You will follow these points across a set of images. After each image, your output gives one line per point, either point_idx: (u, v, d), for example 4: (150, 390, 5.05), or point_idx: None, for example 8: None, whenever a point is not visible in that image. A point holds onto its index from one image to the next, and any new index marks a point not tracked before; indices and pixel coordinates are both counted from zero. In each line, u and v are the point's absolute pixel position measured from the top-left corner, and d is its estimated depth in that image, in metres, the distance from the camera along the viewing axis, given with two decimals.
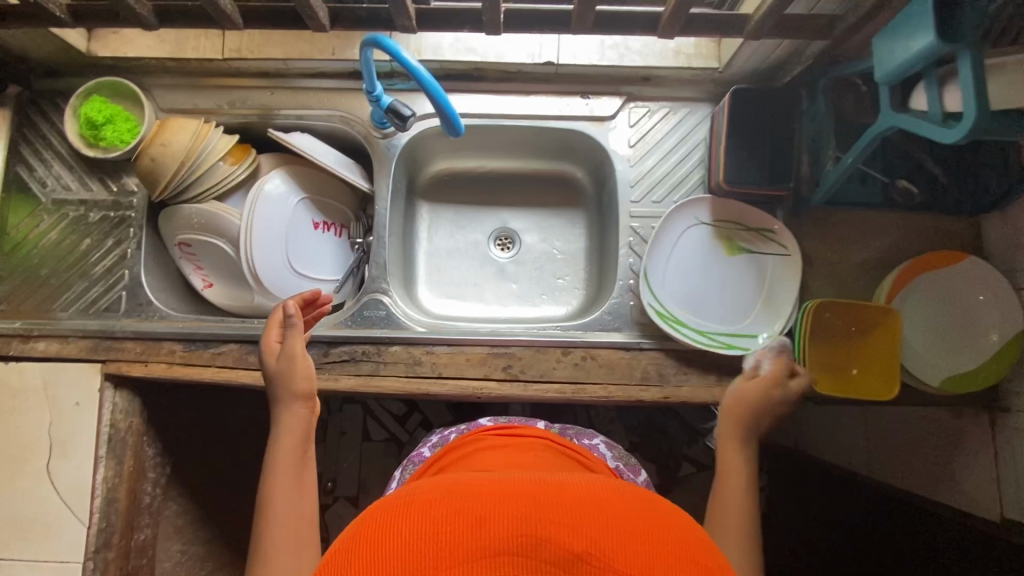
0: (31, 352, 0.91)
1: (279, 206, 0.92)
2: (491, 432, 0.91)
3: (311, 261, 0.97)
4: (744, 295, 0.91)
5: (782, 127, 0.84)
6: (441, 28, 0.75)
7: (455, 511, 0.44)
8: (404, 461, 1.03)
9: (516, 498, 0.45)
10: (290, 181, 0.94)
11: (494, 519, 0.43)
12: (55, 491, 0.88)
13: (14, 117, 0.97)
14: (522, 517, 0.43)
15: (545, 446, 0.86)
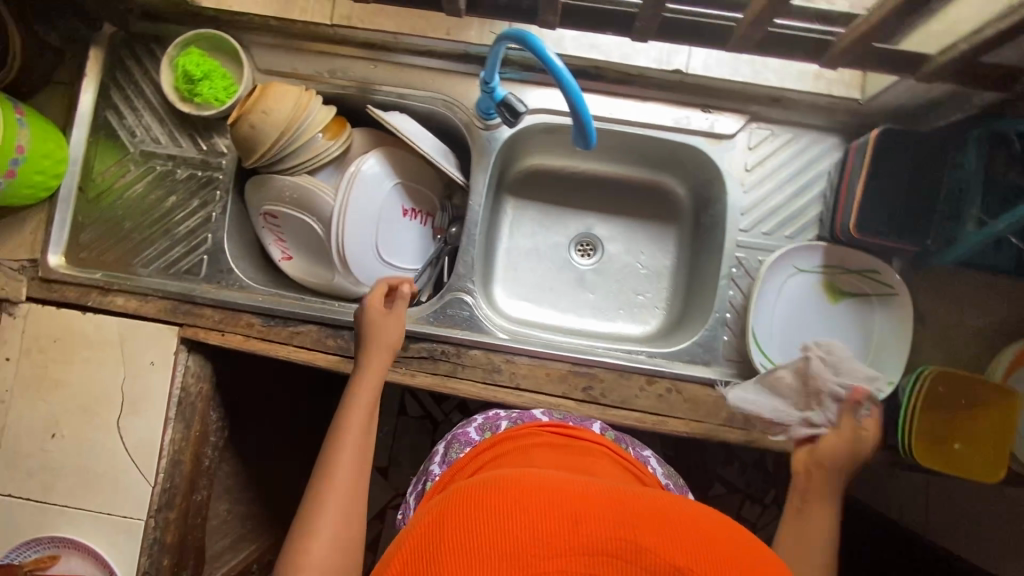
0: (109, 306, 0.90)
1: (373, 188, 0.90)
2: (548, 428, 0.75)
3: (396, 248, 0.95)
4: (848, 345, 0.86)
5: (924, 177, 0.78)
6: (584, 27, 0.69)
7: (545, 502, 0.41)
8: (447, 436, 0.81)
9: (606, 501, 0.43)
10: (386, 164, 0.91)
11: (587, 517, 0.40)
12: (124, 447, 0.89)
13: (105, 59, 0.94)
14: (618, 520, 0.40)
15: (604, 453, 0.71)
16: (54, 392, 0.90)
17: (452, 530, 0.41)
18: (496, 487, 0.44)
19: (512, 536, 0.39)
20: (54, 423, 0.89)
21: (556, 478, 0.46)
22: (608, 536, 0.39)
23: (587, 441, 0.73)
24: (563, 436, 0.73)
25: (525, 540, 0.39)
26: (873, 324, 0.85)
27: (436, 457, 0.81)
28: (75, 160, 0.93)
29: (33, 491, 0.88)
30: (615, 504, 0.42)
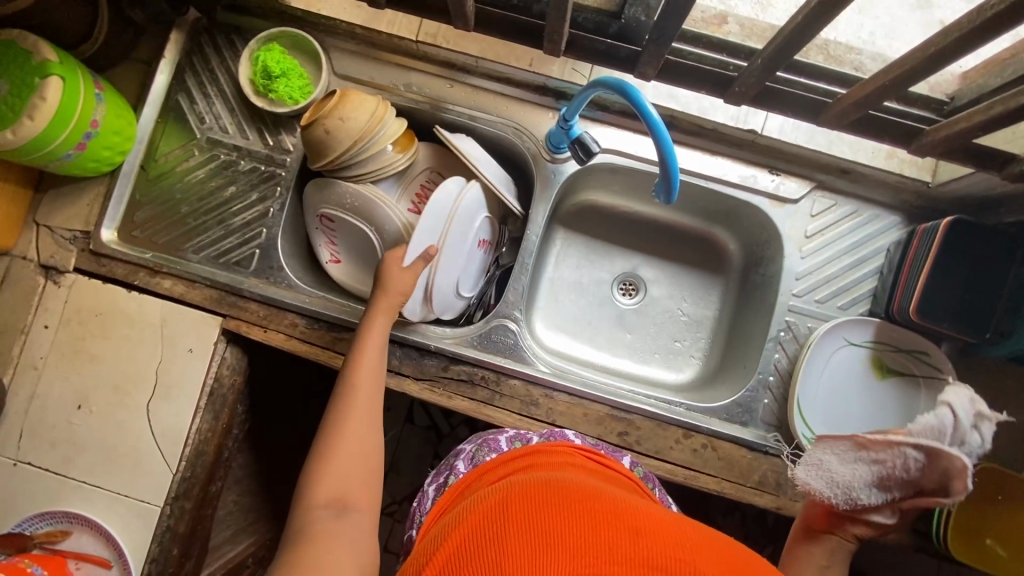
0: (156, 287, 0.90)
1: (462, 213, 0.85)
2: (583, 453, 0.73)
3: (469, 279, 0.92)
4: (890, 423, 0.85)
5: (989, 270, 0.78)
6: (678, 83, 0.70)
7: (607, 520, 0.47)
8: (478, 440, 0.79)
9: (659, 528, 0.48)
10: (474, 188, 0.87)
11: (641, 534, 0.46)
12: (151, 431, 0.88)
13: (185, 43, 0.94)
14: (667, 543, 0.45)
15: (635, 489, 0.69)
16: (88, 366, 0.89)
17: (523, 513, 0.47)
18: (564, 498, 0.50)
19: (574, 531, 0.45)
20: (82, 395, 0.88)
21: (619, 504, 0.52)
22: (659, 553, 0.44)
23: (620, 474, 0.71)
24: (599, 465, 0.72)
25: (586, 536, 0.45)
26: (916, 403, 0.85)
27: (462, 454, 0.78)
28: (141, 139, 0.92)
29: (53, 464, 0.87)
30: (665, 531, 0.47)
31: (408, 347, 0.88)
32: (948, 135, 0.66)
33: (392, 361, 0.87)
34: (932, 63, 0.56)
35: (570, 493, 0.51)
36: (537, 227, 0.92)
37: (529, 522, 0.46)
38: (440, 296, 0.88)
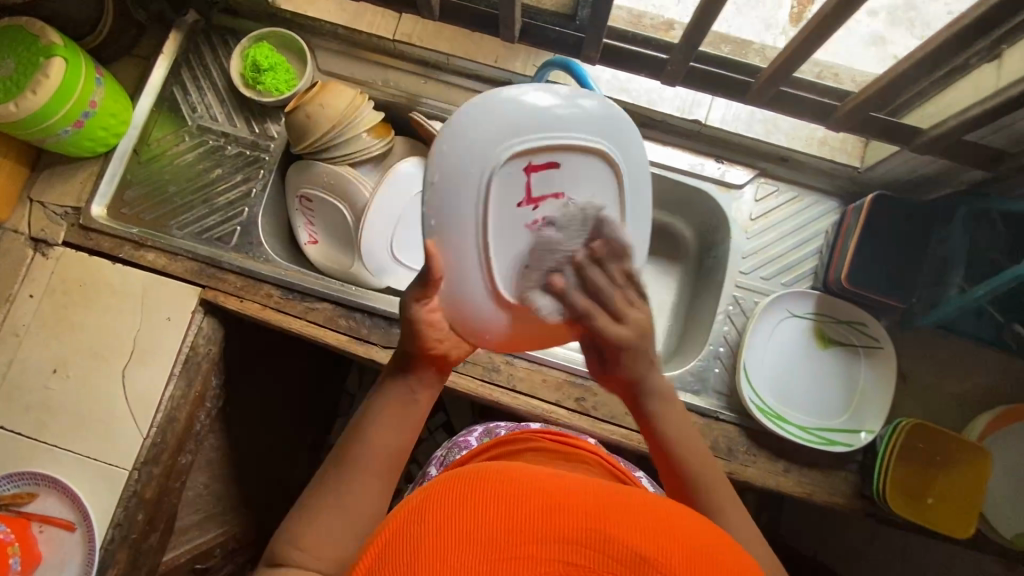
0: (139, 260, 0.95)
1: (486, 153, 0.57)
2: (545, 436, 0.77)
3: (411, 249, 1.00)
4: (833, 391, 0.90)
5: (914, 244, 0.85)
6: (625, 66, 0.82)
7: (535, 498, 0.37)
8: (448, 445, 0.88)
9: (583, 495, 0.39)
10: (478, 120, 0.57)
11: (561, 503, 0.37)
12: (125, 396, 0.91)
13: (183, 42, 1.03)
14: (595, 511, 0.37)
15: (598, 464, 0.72)
16: (69, 334, 0.92)
17: (427, 514, 0.37)
18: (471, 474, 0.40)
19: (485, 520, 0.36)
20: (60, 360, 0.92)
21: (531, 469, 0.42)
22: (581, 525, 0.36)
23: (582, 451, 0.74)
24: (560, 443, 0.74)
25: (499, 526, 0.35)
26: (858, 373, 0.90)
27: (433, 459, 0.86)
28: (136, 125, 1.00)
29: (26, 427, 0.89)
30: (590, 496, 0.39)
31: (378, 317, 0.93)
32: (855, 109, 0.74)
33: (362, 330, 0.92)
34: (825, 33, 0.65)
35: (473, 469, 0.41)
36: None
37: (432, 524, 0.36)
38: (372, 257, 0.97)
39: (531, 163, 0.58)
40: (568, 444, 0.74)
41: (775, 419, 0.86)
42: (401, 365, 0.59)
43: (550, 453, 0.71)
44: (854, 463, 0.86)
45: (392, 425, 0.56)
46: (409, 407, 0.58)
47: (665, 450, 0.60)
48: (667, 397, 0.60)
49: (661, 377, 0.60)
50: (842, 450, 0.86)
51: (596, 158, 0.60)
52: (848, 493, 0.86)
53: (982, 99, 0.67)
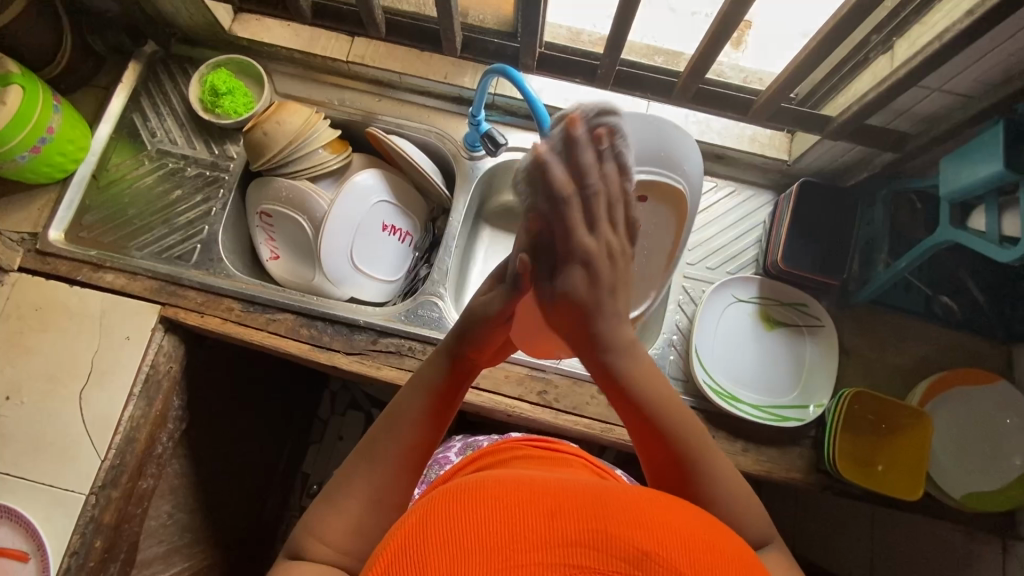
0: (98, 281, 0.95)
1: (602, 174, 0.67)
2: (525, 443, 0.77)
3: (372, 258, 1.03)
4: (782, 370, 0.94)
5: (842, 226, 0.91)
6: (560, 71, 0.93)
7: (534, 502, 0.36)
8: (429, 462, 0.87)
9: (580, 495, 0.38)
10: (646, 119, 0.79)
11: (561, 505, 0.37)
12: (82, 418, 0.89)
13: (142, 72, 1.06)
14: (594, 511, 0.36)
15: (580, 464, 0.72)
16: (24, 359, 0.91)
17: (427, 526, 0.35)
18: (470, 483, 0.39)
19: (487, 529, 0.34)
20: (14, 387, 0.90)
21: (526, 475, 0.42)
22: (581, 526, 0.35)
23: (566, 454, 0.74)
24: (543, 449, 0.74)
25: (501, 532, 0.34)
26: (804, 352, 0.95)
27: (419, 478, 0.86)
28: (95, 151, 1.02)
29: None
30: (585, 495, 0.38)
31: (339, 324, 0.94)
32: (771, 101, 0.81)
33: (324, 337, 0.93)
34: (731, 27, 0.72)
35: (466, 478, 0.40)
36: (457, 221, 1.03)
37: (435, 535, 0.34)
38: (333, 267, 0.99)
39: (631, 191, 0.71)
40: (545, 450, 0.74)
41: (729, 400, 0.90)
42: (443, 368, 0.60)
43: (539, 461, 0.68)
44: (808, 438, 0.89)
45: (420, 422, 0.57)
46: (442, 408, 0.59)
47: (641, 410, 0.55)
48: (630, 350, 0.57)
49: (619, 328, 0.57)
50: (794, 425, 0.89)
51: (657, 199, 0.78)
52: (805, 468, 0.88)
53: (876, 85, 0.75)
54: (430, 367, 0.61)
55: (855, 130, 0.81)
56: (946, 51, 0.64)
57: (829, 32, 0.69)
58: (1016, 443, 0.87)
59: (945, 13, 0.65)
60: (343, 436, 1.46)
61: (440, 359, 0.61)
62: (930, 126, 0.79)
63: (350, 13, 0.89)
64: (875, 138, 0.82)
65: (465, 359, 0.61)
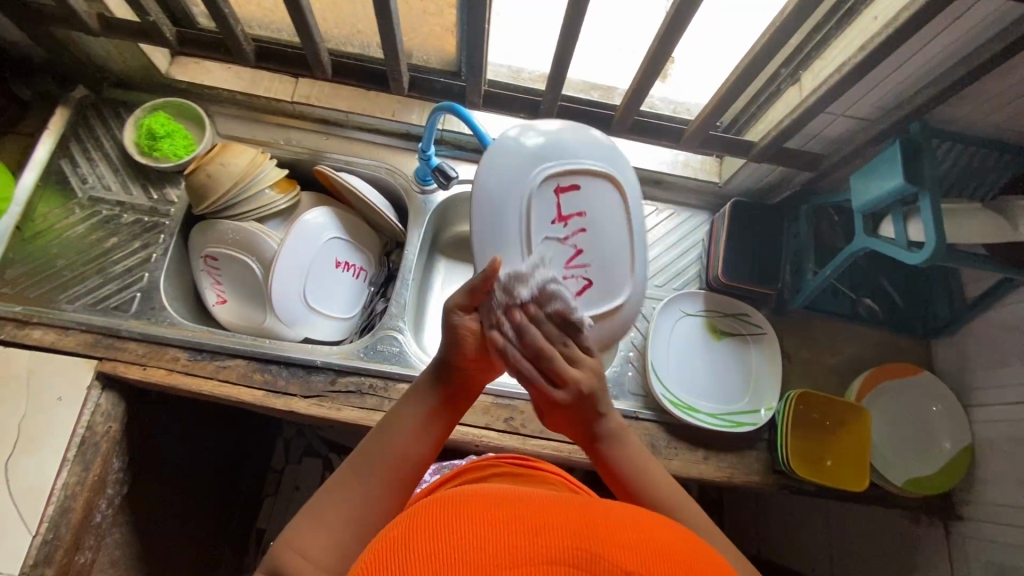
0: (23, 339, 0.88)
1: (518, 181, 0.69)
2: (505, 461, 0.75)
3: (325, 297, 1.01)
4: (733, 379, 0.99)
5: (772, 242, 0.99)
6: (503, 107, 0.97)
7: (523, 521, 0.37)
8: None
9: (562, 511, 0.39)
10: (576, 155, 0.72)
11: (546, 524, 0.37)
12: (9, 491, 0.82)
13: (71, 116, 1.02)
14: (582, 529, 0.37)
15: (558, 481, 0.71)
16: None
17: (410, 540, 0.35)
18: (455, 501, 0.39)
19: (475, 544, 0.35)
20: None
21: (512, 491, 0.42)
22: (572, 544, 0.36)
23: (543, 471, 0.74)
24: (521, 467, 0.73)
25: (492, 548, 0.34)
26: (751, 359, 1.00)
27: None
28: (19, 201, 0.95)
29: None
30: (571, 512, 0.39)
31: (295, 366, 0.91)
32: (700, 129, 0.88)
33: (279, 381, 0.90)
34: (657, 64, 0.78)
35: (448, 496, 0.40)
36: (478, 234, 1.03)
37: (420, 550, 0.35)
38: (286, 307, 0.97)
39: (559, 187, 0.70)
40: (525, 468, 0.72)
41: (687, 410, 0.93)
42: (430, 381, 0.61)
43: (521, 479, 0.67)
44: (762, 442, 0.94)
45: (415, 435, 0.58)
46: (433, 420, 0.60)
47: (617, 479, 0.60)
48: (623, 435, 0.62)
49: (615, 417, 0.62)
50: (750, 429, 0.93)
51: (609, 189, 0.72)
52: (763, 471, 0.93)
53: (790, 112, 0.82)
54: (426, 380, 0.62)
55: (776, 152, 0.89)
56: (843, 83, 0.72)
57: (745, 67, 0.76)
58: (943, 428, 0.95)
59: (839, 50, 0.74)
60: (300, 486, 1.39)
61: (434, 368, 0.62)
62: (838, 146, 0.88)
63: (295, 55, 0.90)
64: (793, 160, 0.90)
65: (451, 371, 0.61)
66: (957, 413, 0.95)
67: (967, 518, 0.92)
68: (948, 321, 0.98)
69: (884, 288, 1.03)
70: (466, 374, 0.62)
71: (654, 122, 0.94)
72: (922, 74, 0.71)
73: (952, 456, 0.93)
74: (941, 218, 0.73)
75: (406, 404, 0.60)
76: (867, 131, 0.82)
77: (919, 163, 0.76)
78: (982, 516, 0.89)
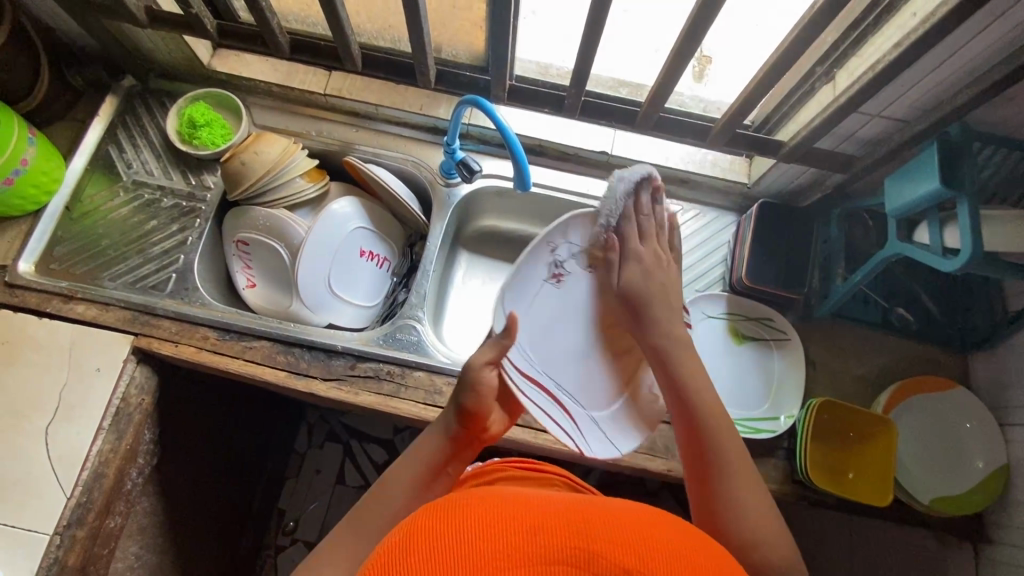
0: (67, 313, 0.94)
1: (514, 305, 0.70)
2: (510, 464, 0.76)
3: (348, 284, 1.04)
4: (753, 384, 0.97)
5: (800, 245, 0.97)
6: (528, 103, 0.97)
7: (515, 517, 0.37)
8: None
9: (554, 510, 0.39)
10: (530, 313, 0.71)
11: (544, 523, 0.37)
12: (48, 455, 0.87)
13: (120, 105, 1.08)
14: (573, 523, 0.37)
15: (562, 483, 0.73)
16: None
17: (411, 545, 0.36)
18: (456, 505, 0.39)
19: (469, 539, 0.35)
20: None
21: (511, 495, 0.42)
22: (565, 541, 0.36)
23: (549, 473, 0.75)
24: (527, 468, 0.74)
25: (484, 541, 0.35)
26: (774, 365, 0.98)
27: None
28: (68, 183, 1.01)
29: None
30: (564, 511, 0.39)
31: (317, 350, 0.94)
32: (726, 127, 0.86)
33: (301, 364, 0.93)
34: (680, 62, 0.77)
35: (450, 499, 0.41)
36: (576, 253, 0.75)
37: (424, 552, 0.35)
38: (311, 293, 1.00)
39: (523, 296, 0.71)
40: (531, 469, 0.73)
41: None
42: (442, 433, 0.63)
43: (528, 480, 0.69)
44: (782, 450, 0.92)
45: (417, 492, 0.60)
46: (434, 474, 0.61)
47: (690, 415, 0.64)
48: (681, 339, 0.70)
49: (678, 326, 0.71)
50: (768, 436, 0.91)
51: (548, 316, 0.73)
52: (780, 479, 0.91)
53: (821, 111, 0.80)
54: (432, 446, 0.62)
55: (806, 152, 0.86)
56: (878, 80, 0.69)
57: (774, 65, 0.74)
58: (977, 446, 0.90)
59: (875, 47, 0.72)
60: (321, 469, 1.43)
61: (439, 437, 0.63)
62: (874, 148, 0.85)
63: (327, 49, 0.93)
64: (824, 160, 0.88)
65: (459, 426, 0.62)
66: (993, 431, 0.91)
67: (999, 542, 0.87)
68: (988, 334, 0.94)
69: (919, 298, 0.99)
70: (471, 436, 0.63)
71: (680, 120, 0.93)
72: (964, 72, 0.68)
73: (985, 475, 0.89)
74: (978, 225, 0.70)
75: (409, 452, 0.62)
76: (904, 132, 0.79)
77: (956, 167, 0.73)
78: (1014, 540, 0.85)
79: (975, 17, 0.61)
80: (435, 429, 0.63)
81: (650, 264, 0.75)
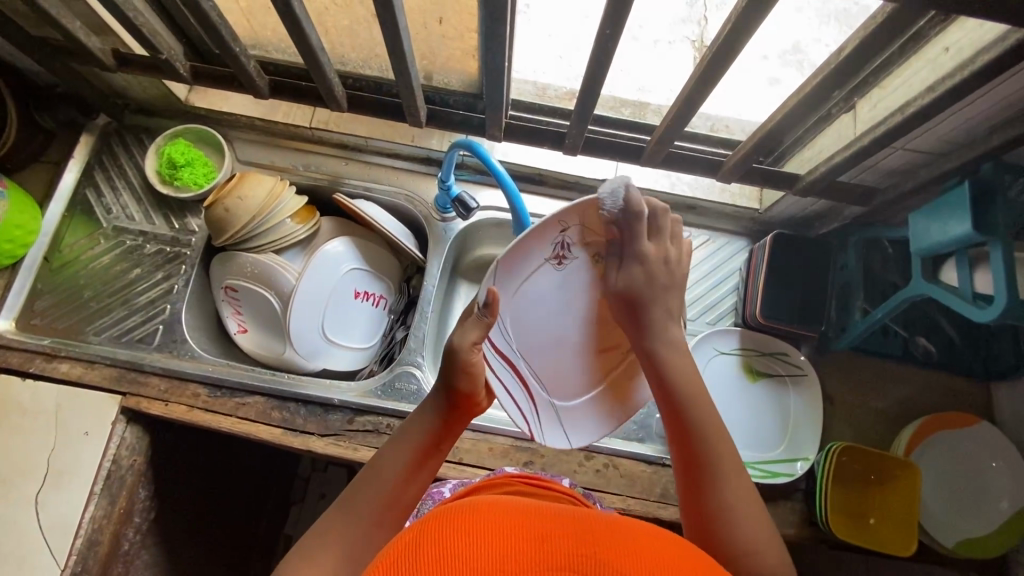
0: (52, 372, 0.90)
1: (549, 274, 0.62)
2: (517, 480, 0.69)
3: (343, 329, 1.00)
4: (767, 424, 0.93)
5: (817, 277, 0.92)
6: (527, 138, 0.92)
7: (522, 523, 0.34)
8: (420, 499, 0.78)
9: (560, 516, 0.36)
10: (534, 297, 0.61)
11: (551, 529, 0.34)
12: (39, 524, 0.84)
13: (95, 144, 1.03)
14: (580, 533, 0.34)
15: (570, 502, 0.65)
16: None
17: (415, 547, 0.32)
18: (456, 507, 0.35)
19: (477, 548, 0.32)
20: None
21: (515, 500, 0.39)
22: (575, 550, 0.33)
23: (556, 492, 0.68)
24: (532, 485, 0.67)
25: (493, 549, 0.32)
26: (789, 403, 0.94)
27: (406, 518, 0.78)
28: (45, 232, 0.97)
29: None
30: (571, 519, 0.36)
31: (313, 404, 0.90)
32: (741, 161, 0.81)
33: (297, 420, 0.89)
34: (690, 99, 0.71)
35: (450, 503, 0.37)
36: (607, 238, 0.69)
37: (424, 554, 0.32)
38: (304, 341, 0.96)
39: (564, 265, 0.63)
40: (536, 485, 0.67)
41: None
42: (432, 409, 0.58)
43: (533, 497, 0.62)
44: (799, 492, 0.89)
45: (407, 480, 0.55)
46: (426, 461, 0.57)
47: (677, 406, 0.56)
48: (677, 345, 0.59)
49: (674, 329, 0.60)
50: (785, 481, 0.87)
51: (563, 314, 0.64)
52: (799, 524, 0.87)
53: (842, 147, 0.75)
54: (416, 424, 0.58)
55: (826, 186, 0.81)
56: (907, 123, 0.64)
57: (794, 103, 0.69)
58: (1002, 486, 0.87)
59: (902, 85, 0.66)
60: (325, 495, 1.40)
61: (427, 416, 0.58)
62: (897, 180, 0.79)
63: (310, 88, 0.87)
64: (845, 193, 0.82)
65: (455, 399, 0.57)
66: (1019, 468, 0.87)
67: None
68: (1015, 367, 0.89)
69: (940, 326, 0.95)
70: (460, 414, 0.58)
71: (689, 152, 0.88)
72: (1001, 110, 0.62)
73: (1011, 516, 0.85)
74: (1014, 270, 0.65)
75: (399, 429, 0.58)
76: (931, 168, 0.73)
77: (990, 208, 0.67)
78: None
79: (1004, 73, 0.56)
80: (424, 408, 0.59)
81: (661, 275, 0.60)
